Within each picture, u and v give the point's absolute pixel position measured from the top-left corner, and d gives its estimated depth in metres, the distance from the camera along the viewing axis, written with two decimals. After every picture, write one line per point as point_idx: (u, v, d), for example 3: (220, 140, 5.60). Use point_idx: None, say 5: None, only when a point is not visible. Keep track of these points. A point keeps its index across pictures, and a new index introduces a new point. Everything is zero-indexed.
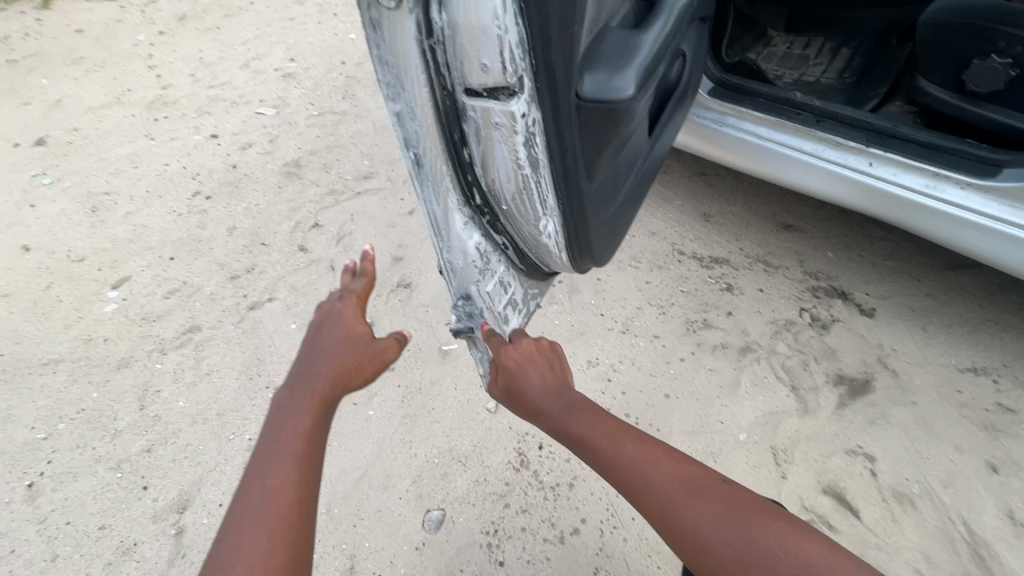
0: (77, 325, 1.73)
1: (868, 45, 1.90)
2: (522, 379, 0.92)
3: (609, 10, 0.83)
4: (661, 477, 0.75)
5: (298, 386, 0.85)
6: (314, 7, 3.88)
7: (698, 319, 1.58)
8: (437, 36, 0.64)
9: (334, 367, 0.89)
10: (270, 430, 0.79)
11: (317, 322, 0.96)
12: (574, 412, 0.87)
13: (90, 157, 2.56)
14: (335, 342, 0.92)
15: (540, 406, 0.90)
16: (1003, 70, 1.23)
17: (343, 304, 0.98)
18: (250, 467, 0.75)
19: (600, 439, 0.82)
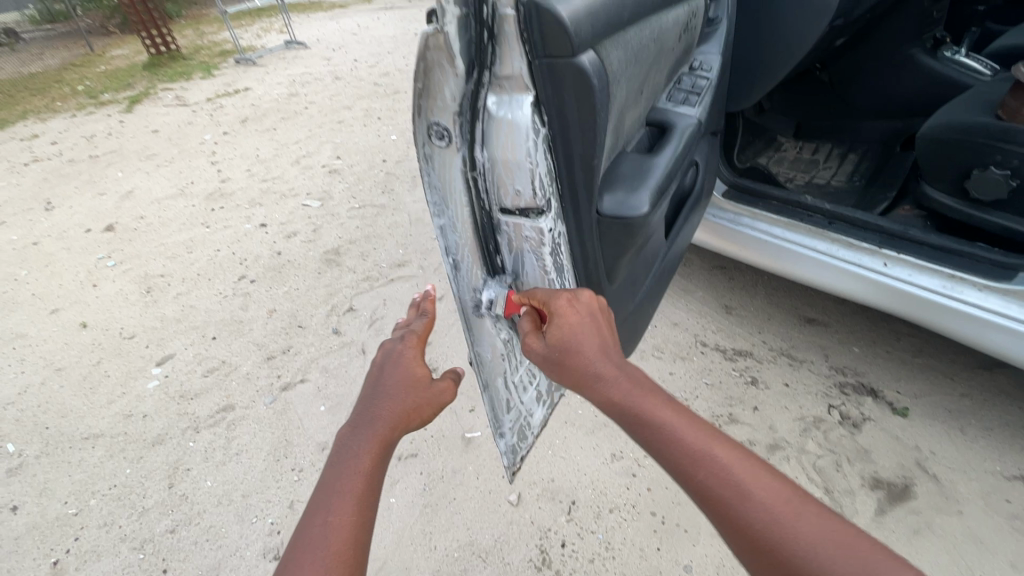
0: (120, 401, 1.81)
1: (875, 151, 2.02)
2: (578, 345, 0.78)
3: (626, 137, 0.96)
4: (754, 486, 0.64)
5: (359, 425, 0.79)
6: (360, 112, 4.34)
7: (723, 414, 1.57)
8: (479, 168, 0.75)
9: (394, 411, 0.81)
10: (332, 466, 0.75)
11: (377, 358, 0.88)
12: (643, 392, 0.74)
13: (152, 242, 2.80)
14: (395, 383, 0.84)
15: (603, 380, 0.76)
16: (1004, 181, 1.29)
17: (403, 343, 0.88)
18: (311, 500, 0.71)
19: (677, 430, 0.70)
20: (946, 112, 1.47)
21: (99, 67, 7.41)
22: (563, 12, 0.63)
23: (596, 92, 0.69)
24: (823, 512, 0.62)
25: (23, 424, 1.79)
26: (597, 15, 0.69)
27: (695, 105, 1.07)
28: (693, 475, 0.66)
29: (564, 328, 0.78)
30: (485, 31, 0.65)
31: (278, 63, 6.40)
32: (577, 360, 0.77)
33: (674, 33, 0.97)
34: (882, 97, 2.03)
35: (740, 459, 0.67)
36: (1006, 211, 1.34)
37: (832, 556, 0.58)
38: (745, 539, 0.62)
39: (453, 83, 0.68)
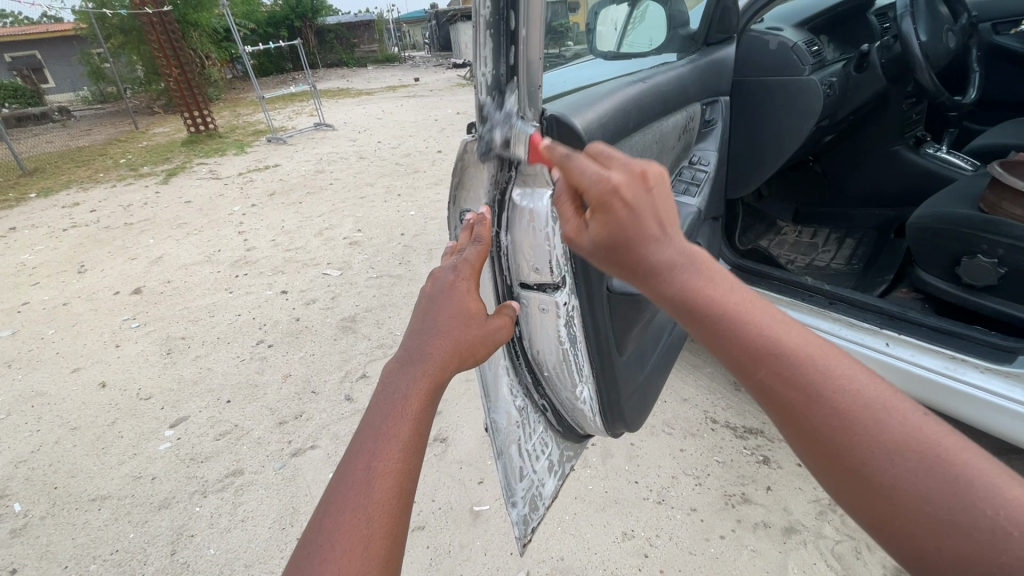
0: (131, 462, 1.83)
1: (870, 236, 2.13)
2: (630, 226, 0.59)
3: None
4: (828, 383, 0.52)
5: (408, 360, 0.67)
6: (382, 189, 4.62)
7: (736, 493, 1.54)
8: (502, 249, 0.84)
9: (445, 347, 0.69)
10: (376, 402, 0.64)
11: (426, 292, 0.75)
12: (699, 275, 0.58)
13: (176, 306, 2.92)
14: (446, 317, 0.72)
15: (648, 268, 0.59)
16: (992, 268, 1.37)
17: (456, 274, 0.75)
18: (355, 436, 0.61)
19: (741, 322, 0.56)
20: (930, 204, 1.58)
21: (142, 143, 8.03)
22: (578, 125, 0.78)
23: None
24: (920, 418, 0.50)
25: (32, 483, 1.79)
26: (604, 126, 0.83)
27: (695, 195, 1.19)
28: (754, 374, 0.55)
29: (607, 223, 0.61)
30: (515, 138, 0.76)
31: (307, 143, 6.90)
32: (624, 254, 0.61)
33: (673, 135, 1.10)
34: (871, 188, 2.17)
35: (821, 358, 0.54)
36: (998, 295, 1.40)
37: (918, 472, 0.48)
38: (809, 443, 0.53)
39: (487, 178, 0.79)
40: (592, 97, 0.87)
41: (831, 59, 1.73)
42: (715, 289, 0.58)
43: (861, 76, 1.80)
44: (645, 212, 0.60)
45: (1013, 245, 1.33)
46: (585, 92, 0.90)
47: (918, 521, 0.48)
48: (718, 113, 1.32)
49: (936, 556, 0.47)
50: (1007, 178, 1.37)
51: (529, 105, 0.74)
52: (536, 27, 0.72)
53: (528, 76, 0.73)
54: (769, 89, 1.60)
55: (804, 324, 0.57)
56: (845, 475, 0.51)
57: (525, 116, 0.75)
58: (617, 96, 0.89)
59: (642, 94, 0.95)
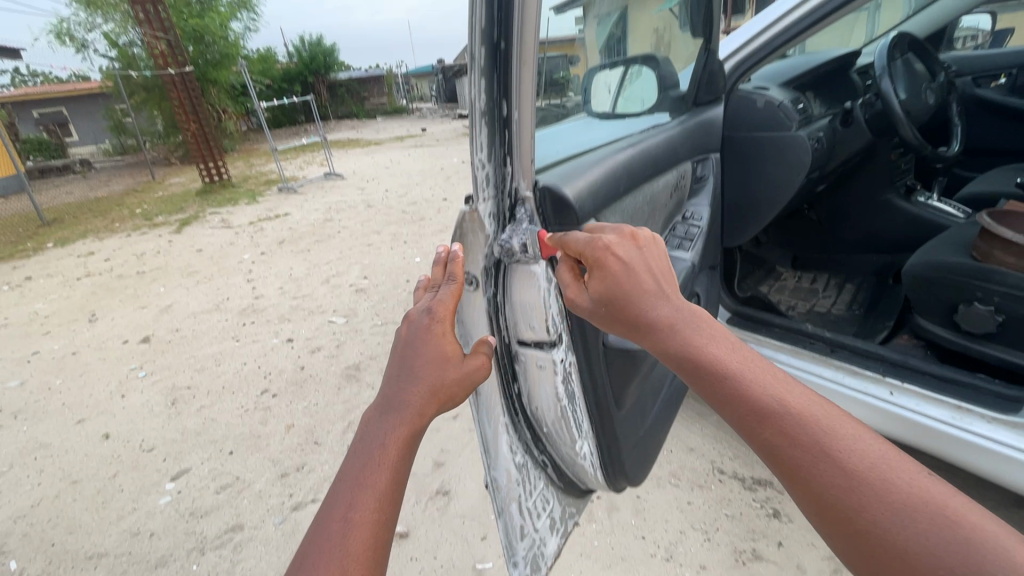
0: (130, 517, 1.80)
1: (869, 282, 2.15)
2: (622, 283, 0.73)
3: None
4: (823, 434, 0.59)
5: (386, 409, 0.68)
6: (388, 237, 4.74)
7: (746, 549, 1.50)
8: (500, 308, 0.86)
9: (421, 394, 0.69)
10: (354, 451, 0.65)
11: (403, 336, 0.75)
12: (703, 336, 0.70)
13: (183, 355, 2.95)
14: (423, 361, 0.72)
15: (656, 328, 0.72)
16: (990, 316, 1.39)
17: (431, 317, 0.75)
18: (331, 488, 0.62)
19: (745, 382, 0.65)
20: (924, 252, 1.60)
21: (158, 194, 8.31)
22: (569, 194, 0.82)
23: None
24: (908, 472, 0.55)
25: (29, 540, 1.76)
26: (595, 194, 0.87)
27: (690, 249, 1.22)
28: (759, 432, 0.62)
29: (606, 278, 0.74)
30: (509, 207, 0.81)
31: (316, 192, 7.13)
32: (622, 308, 0.73)
33: (665, 193, 1.15)
34: (867, 235, 2.22)
35: (822, 417, 0.61)
36: (999, 343, 1.41)
37: (925, 529, 0.52)
38: (819, 504, 0.57)
39: (483, 244, 0.80)
40: (584, 164, 0.93)
41: (818, 115, 1.82)
42: (719, 350, 0.68)
43: (848, 130, 1.88)
44: (636, 269, 0.74)
45: (1008, 294, 1.36)
46: (579, 160, 0.96)
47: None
48: (709, 170, 1.38)
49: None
50: (998, 229, 1.40)
51: (522, 174, 0.79)
52: (528, 109, 0.78)
53: (521, 151, 0.79)
54: (759, 144, 1.68)
55: (803, 389, 0.65)
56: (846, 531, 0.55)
57: (518, 186, 0.80)
58: (608, 163, 0.94)
59: (632, 160, 1.01)
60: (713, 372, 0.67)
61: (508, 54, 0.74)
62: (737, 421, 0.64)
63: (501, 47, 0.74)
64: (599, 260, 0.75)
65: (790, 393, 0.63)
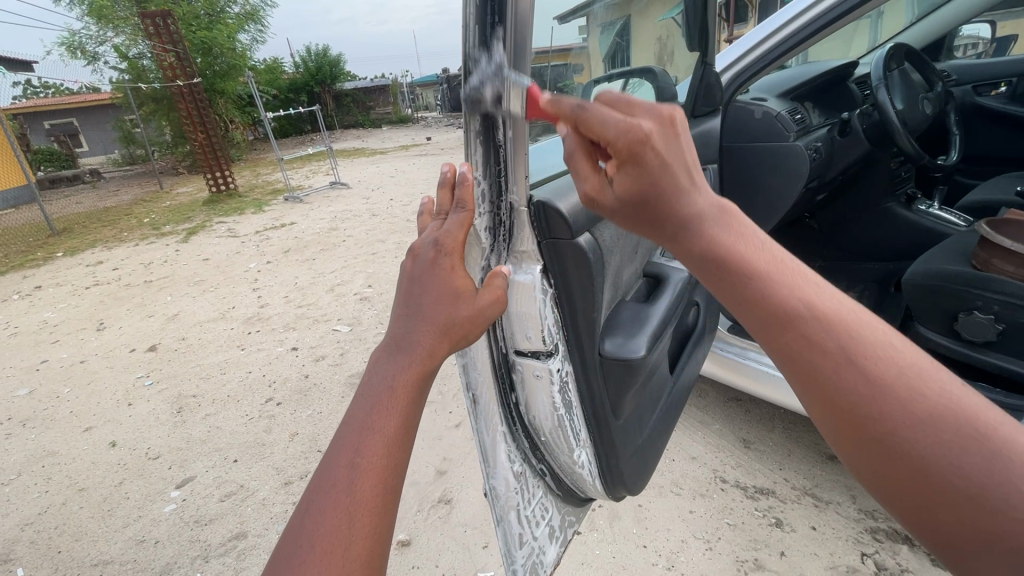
0: (135, 525, 1.82)
1: (871, 290, 2.15)
2: (659, 181, 0.56)
3: (625, 287, 1.10)
4: (861, 343, 0.51)
5: (394, 351, 0.67)
6: (392, 246, 4.80)
7: (749, 559, 1.50)
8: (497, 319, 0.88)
9: (430, 333, 0.68)
10: (362, 394, 0.65)
11: (409, 272, 0.72)
12: (734, 233, 0.56)
13: (189, 363, 2.98)
14: (431, 300, 0.69)
15: (686, 227, 0.56)
16: (990, 324, 1.39)
17: (438, 250, 0.72)
18: (339, 431, 0.63)
19: (774, 284, 0.53)
20: (924, 261, 1.61)
21: (165, 203, 8.41)
22: (563, 209, 0.84)
23: (591, 262, 0.87)
24: (943, 383, 0.50)
25: (36, 546, 1.78)
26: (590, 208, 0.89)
27: None
28: (785, 341, 0.52)
29: (635, 174, 0.57)
30: (505, 220, 0.83)
31: (322, 201, 7.21)
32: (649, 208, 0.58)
33: None
34: (868, 243, 2.23)
35: (861, 325, 0.51)
36: (1000, 351, 1.40)
37: (942, 443, 0.48)
38: (833, 412, 0.52)
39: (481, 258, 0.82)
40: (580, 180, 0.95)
41: (817, 125, 1.84)
42: (749, 247, 0.55)
43: (847, 140, 1.89)
44: (674, 161, 0.57)
45: (1007, 302, 1.36)
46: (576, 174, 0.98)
47: (944, 494, 0.48)
48: (707, 181, 1.40)
49: (957, 525, 0.48)
50: (996, 238, 1.40)
51: (516, 185, 0.81)
52: (522, 126, 0.79)
53: (516, 168, 0.80)
54: (758, 154, 1.70)
55: (833, 288, 0.55)
56: (867, 446, 0.51)
57: (513, 199, 0.82)
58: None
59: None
60: (743, 275, 0.54)
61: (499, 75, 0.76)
62: (760, 326, 0.54)
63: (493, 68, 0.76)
64: (635, 156, 0.57)
65: (825, 296, 0.53)
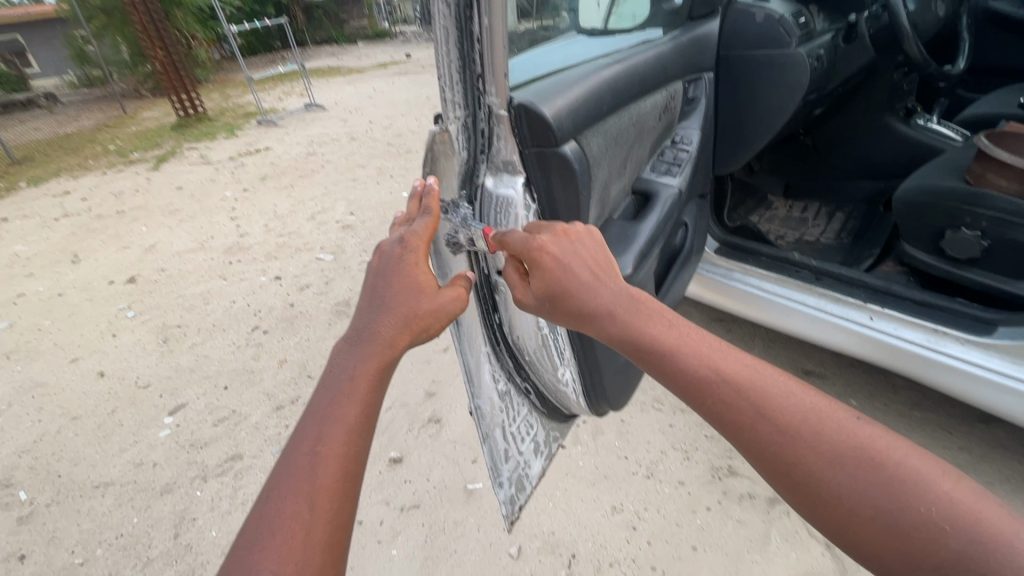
0: (132, 449, 1.85)
1: (860, 210, 2.13)
2: (563, 272, 0.76)
3: (611, 207, 1.02)
4: (762, 398, 0.66)
5: (356, 343, 0.69)
6: (374, 171, 4.64)
7: (723, 466, 1.58)
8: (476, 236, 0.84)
9: (392, 327, 0.71)
10: (324, 384, 0.66)
11: (374, 270, 0.76)
12: (642, 317, 0.74)
13: (170, 294, 2.92)
14: (393, 295, 0.73)
15: (598, 314, 0.75)
16: (975, 241, 1.38)
17: (403, 247, 0.75)
18: (301, 422, 0.64)
19: (680, 358, 0.70)
20: (918, 176, 1.57)
21: (130, 128, 7.90)
22: (546, 113, 0.77)
23: (576, 173, 0.82)
24: (842, 422, 0.63)
25: (36, 472, 1.81)
26: (575, 116, 0.82)
27: (680, 174, 1.15)
28: (704, 403, 0.68)
29: (546, 278, 0.75)
30: (483, 126, 0.77)
31: (297, 124, 6.84)
32: (566, 306, 0.76)
33: (653, 115, 1.08)
34: (863, 161, 2.16)
35: (755, 381, 0.67)
36: (982, 268, 1.41)
37: (842, 468, 0.61)
38: (761, 458, 0.65)
39: (457, 163, 0.79)
40: (564, 82, 0.85)
41: (821, 29, 1.70)
42: (659, 329, 0.73)
43: (851, 46, 1.77)
44: (575, 259, 0.77)
45: (996, 219, 1.34)
46: (558, 78, 0.88)
47: (860, 515, 0.59)
48: (701, 91, 1.29)
49: (880, 547, 0.58)
50: (993, 149, 1.36)
51: (495, 82, 0.73)
52: (500, 15, 0.70)
53: (494, 67, 0.72)
54: (756, 63, 1.60)
55: (737, 356, 0.71)
56: (793, 481, 0.63)
57: (491, 103, 0.75)
58: (594, 79, 0.89)
59: (619, 75, 0.94)
60: (658, 352, 0.71)
61: None
62: (685, 394, 0.69)
63: None
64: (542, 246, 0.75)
65: (732, 361, 0.70)
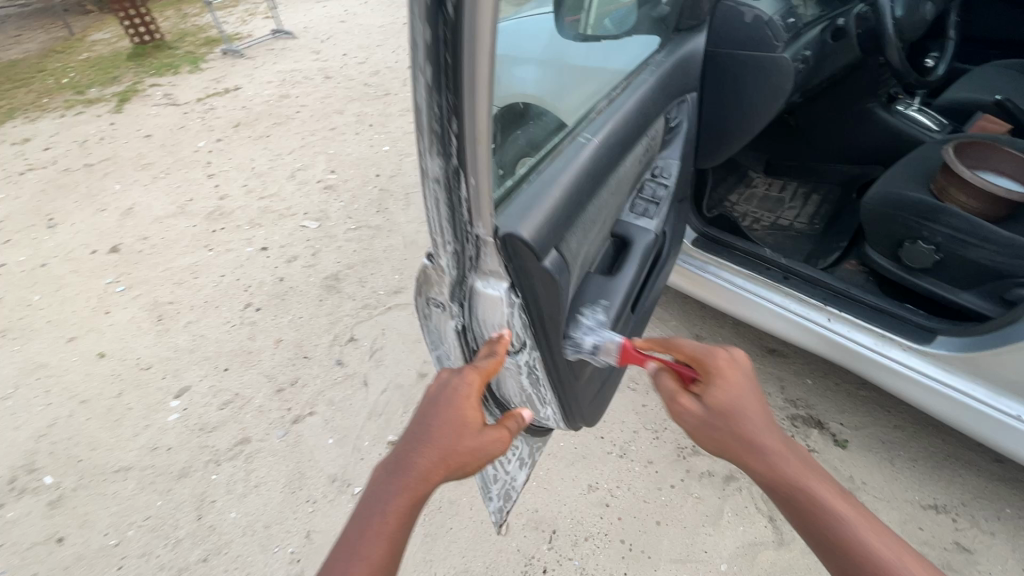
0: (145, 434, 1.98)
1: (835, 193, 2.20)
2: (738, 400, 0.88)
3: (591, 260, 1.08)
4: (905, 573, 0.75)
5: (396, 474, 0.79)
6: (352, 119, 4.47)
7: (688, 446, 1.77)
8: (467, 327, 0.91)
9: (428, 459, 0.79)
10: (362, 506, 0.78)
11: (428, 395, 0.84)
12: (804, 466, 0.85)
13: (157, 266, 2.93)
14: (436, 430, 0.81)
15: (763, 449, 0.86)
16: (929, 254, 1.49)
17: (457, 378, 0.84)
18: (339, 538, 0.76)
19: (840, 513, 0.81)
20: (886, 180, 1.64)
21: (81, 55, 7.28)
22: (527, 236, 0.82)
23: (558, 282, 0.88)
24: None
25: (57, 457, 1.95)
26: (553, 224, 0.87)
27: (656, 215, 1.22)
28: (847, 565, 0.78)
29: (721, 397, 0.88)
30: (471, 250, 0.84)
31: (266, 56, 6.39)
32: (734, 428, 0.87)
33: (632, 170, 1.11)
34: (843, 144, 2.20)
35: (902, 559, 0.76)
36: (933, 276, 1.53)
37: None
38: None
39: (447, 282, 0.87)
40: (544, 183, 0.89)
41: (810, 23, 1.66)
42: (819, 481, 0.84)
43: (838, 44, 1.74)
44: (741, 390, 0.89)
45: (952, 236, 1.44)
46: (539, 172, 0.91)
47: None
48: (683, 114, 1.30)
49: None
50: (958, 166, 1.42)
51: (481, 219, 0.79)
52: (485, 173, 0.77)
53: (480, 207, 0.78)
54: (741, 64, 1.58)
55: (887, 529, 0.80)
56: None
57: (479, 232, 0.81)
58: (571, 168, 0.92)
59: (597, 157, 0.96)
60: (816, 505, 0.82)
61: (462, 128, 0.73)
62: (831, 552, 0.80)
63: (453, 119, 0.73)
64: (716, 371, 0.90)
65: (882, 533, 0.79)
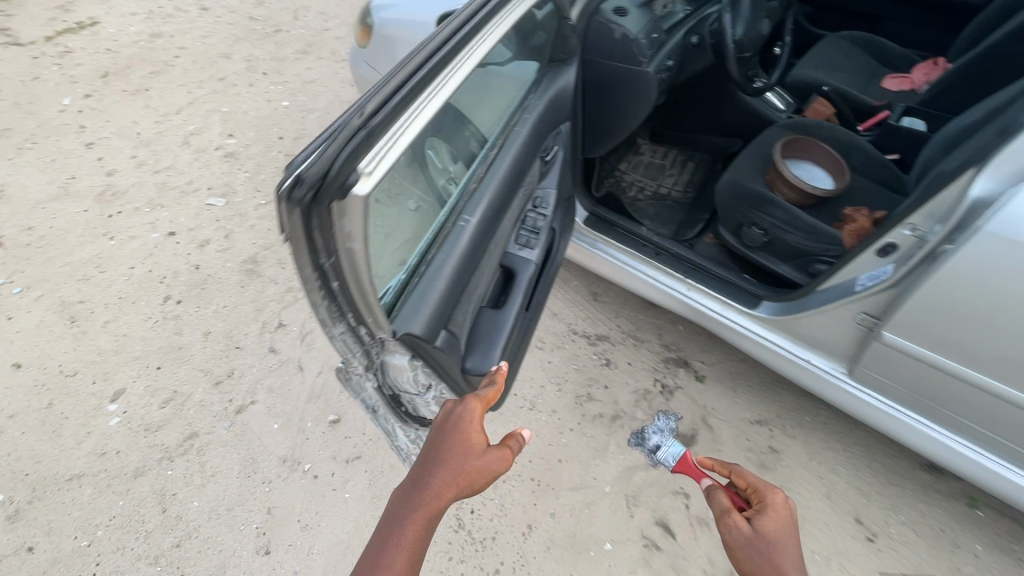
0: (89, 440, 2.09)
1: (706, 161, 2.51)
2: (776, 529, 1.13)
3: (483, 294, 1.41)
4: None
5: (435, 466, 1.12)
6: (241, 62, 4.07)
7: (584, 394, 2.16)
8: (383, 384, 1.23)
9: (454, 465, 1.11)
10: (411, 486, 1.11)
11: (452, 415, 1.20)
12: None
13: (54, 260, 2.78)
14: (461, 439, 1.15)
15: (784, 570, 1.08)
16: (759, 237, 1.87)
17: (466, 405, 1.20)
18: (398, 504, 1.09)
19: None
20: (736, 169, 1.97)
21: None
22: (418, 331, 1.18)
23: (443, 351, 1.27)
24: None
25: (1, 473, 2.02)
26: (436, 313, 1.22)
27: (536, 246, 1.53)
28: None
29: (766, 522, 1.14)
30: (377, 345, 1.17)
31: None
32: (762, 551, 1.11)
33: (507, 226, 1.43)
34: (713, 117, 2.48)
35: None
36: (765, 251, 1.91)
37: None
38: None
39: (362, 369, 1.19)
40: (431, 279, 1.22)
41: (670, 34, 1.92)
42: None
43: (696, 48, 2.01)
44: (780, 526, 1.14)
45: (773, 224, 1.83)
46: (428, 266, 1.23)
47: None
48: (559, 144, 1.59)
49: None
50: (782, 165, 1.85)
51: (381, 330, 1.13)
52: (380, 314, 1.11)
53: (379, 322, 1.12)
54: (614, 72, 1.77)
55: None
56: None
57: (382, 336, 1.15)
58: (453, 255, 1.25)
59: (472, 238, 1.28)
60: None
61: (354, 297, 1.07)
62: None
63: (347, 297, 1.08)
64: (768, 501, 1.18)
65: None
